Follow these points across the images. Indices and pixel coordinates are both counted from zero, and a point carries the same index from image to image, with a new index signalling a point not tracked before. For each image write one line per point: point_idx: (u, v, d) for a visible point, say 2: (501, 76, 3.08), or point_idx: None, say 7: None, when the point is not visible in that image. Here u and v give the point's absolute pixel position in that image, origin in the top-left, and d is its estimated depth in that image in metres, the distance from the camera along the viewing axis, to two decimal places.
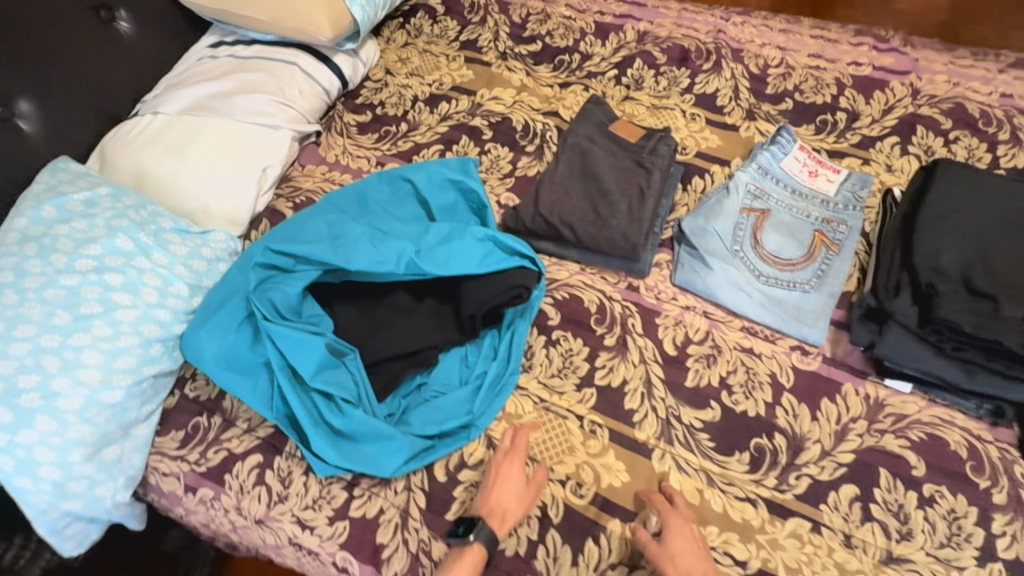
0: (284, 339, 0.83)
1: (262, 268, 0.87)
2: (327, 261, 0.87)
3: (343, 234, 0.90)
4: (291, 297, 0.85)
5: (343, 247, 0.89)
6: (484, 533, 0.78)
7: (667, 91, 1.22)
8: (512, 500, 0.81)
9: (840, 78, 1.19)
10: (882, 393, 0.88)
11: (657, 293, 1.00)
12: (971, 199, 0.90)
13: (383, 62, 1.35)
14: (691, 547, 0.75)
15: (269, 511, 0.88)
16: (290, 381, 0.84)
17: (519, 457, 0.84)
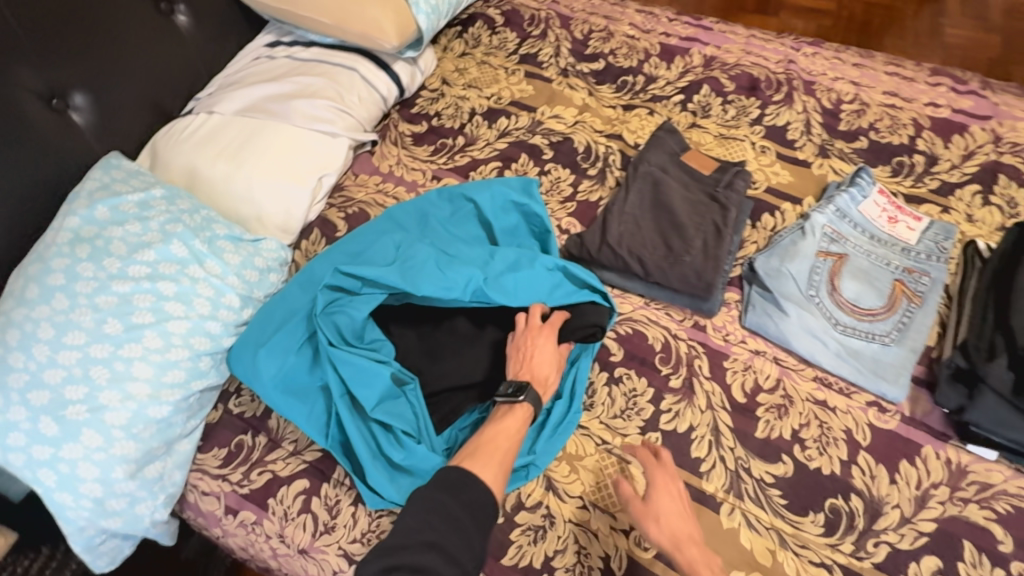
0: (346, 366, 0.82)
1: (329, 289, 0.86)
2: (395, 285, 0.84)
3: (410, 258, 0.88)
4: (356, 322, 0.85)
5: (411, 271, 0.86)
6: (531, 395, 0.80)
7: (736, 121, 1.18)
8: (548, 366, 0.85)
9: (917, 119, 1.14)
10: (965, 458, 0.83)
11: (725, 334, 0.95)
12: None
13: (441, 71, 1.32)
14: (676, 507, 0.78)
15: (314, 541, 0.84)
16: (348, 407, 0.82)
17: (553, 330, 0.87)
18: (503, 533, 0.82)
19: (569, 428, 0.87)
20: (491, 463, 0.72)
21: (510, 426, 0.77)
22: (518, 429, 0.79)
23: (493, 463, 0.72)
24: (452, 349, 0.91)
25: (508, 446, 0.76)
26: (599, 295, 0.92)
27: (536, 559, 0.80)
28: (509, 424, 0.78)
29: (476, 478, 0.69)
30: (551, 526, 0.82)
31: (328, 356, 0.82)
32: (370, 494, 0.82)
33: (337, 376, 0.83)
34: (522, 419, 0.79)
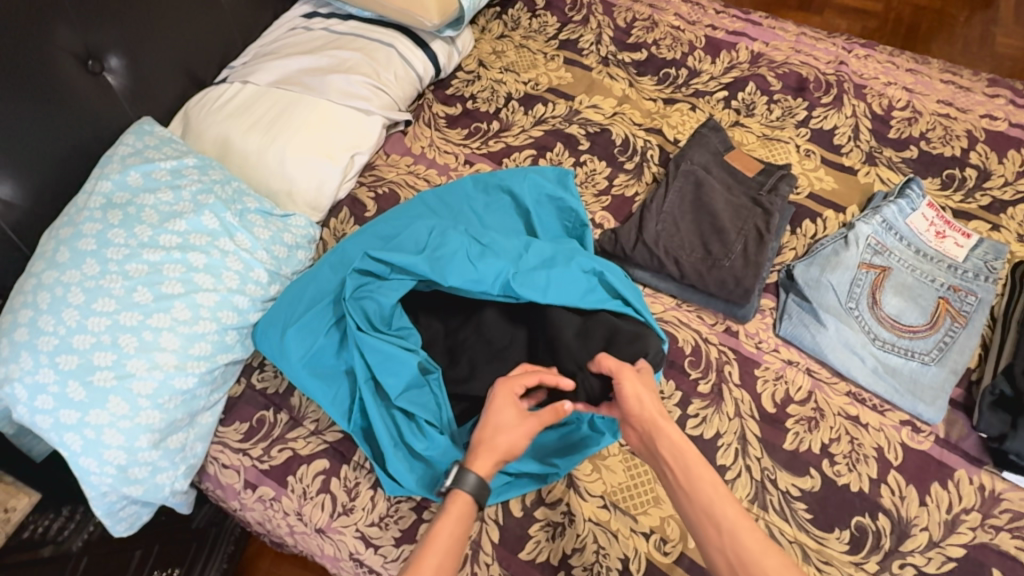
0: (374, 352, 0.82)
1: (358, 273, 0.85)
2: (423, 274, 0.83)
3: (441, 245, 0.86)
4: (383, 308, 0.84)
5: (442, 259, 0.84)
6: (471, 480, 0.69)
7: (781, 122, 1.15)
8: (513, 436, 0.72)
9: (972, 131, 1.10)
10: (999, 486, 0.81)
11: (757, 342, 0.93)
12: None
13: (478, 53, 1.29)
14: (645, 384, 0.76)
15: (331, 521, 0.84)
16: (372, 393, 0.82)
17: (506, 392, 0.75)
18: (521, 527, 0.81)
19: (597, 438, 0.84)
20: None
21: (441, 541, 0.66)
22: (456, 530, 0.68)
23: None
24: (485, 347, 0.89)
25: (441, 565, 0.64)
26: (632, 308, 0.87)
27: (554, 555, 0.79)
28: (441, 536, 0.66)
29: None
30: (570, 524, 0.81)
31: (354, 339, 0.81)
32: (390, 480, 0.81)
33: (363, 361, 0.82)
34: (456, 524, 0.68)
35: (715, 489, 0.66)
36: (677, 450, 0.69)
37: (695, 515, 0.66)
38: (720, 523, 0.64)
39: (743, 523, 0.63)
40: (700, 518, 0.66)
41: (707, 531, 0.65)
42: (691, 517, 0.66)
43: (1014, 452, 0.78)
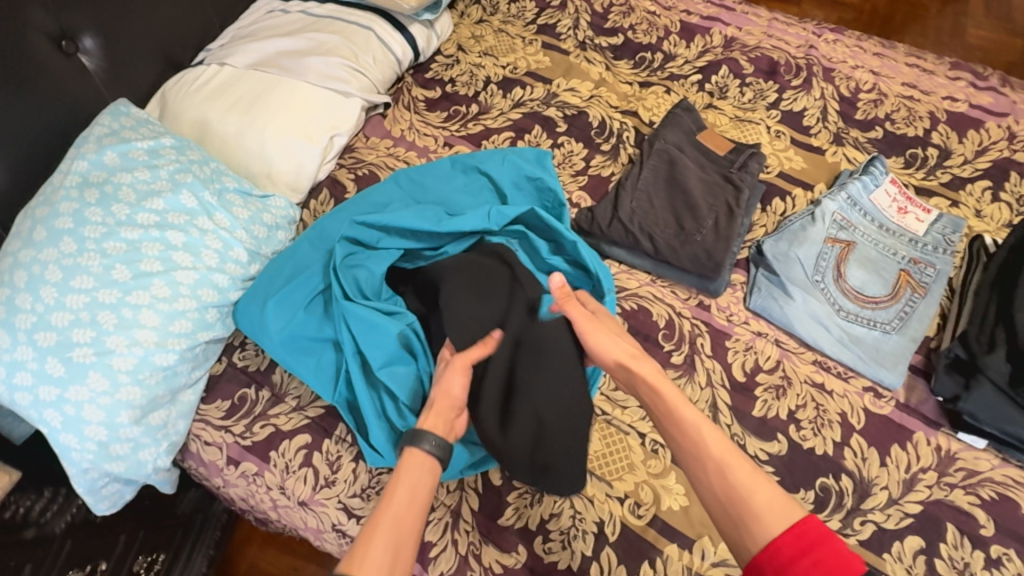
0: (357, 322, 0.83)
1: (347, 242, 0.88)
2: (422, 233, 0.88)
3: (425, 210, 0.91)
4: (373, 276, 0.87)
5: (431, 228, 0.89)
6: (428, 436, 0.69)
7: (753, 104, 1.18)
8: (451, 375, 0.77)
9: (934, 112, 1.14)
10: (954, 446, 0.85)
11: (728, 315, 0.96)
12: None
13: (457, 37, 1.30)
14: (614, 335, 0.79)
15: (314, 494, 0.86)
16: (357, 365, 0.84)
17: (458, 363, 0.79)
18: (500, 495, 0.84)
19: None
20: (379, 554, 0.58)
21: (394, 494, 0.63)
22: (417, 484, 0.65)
23: (380, 546, 0.59)
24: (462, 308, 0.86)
25: (400, 519, 0.61)
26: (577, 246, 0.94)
27: (532, 521, 0.82)
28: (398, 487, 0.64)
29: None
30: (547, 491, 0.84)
31: (341, 309, 0.83)
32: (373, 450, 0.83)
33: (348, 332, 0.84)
34: (415, 478, 0.66)
35: (701, 430, 0.68)
36: (665, 402, 0.71)
37: (684, 454, 0.68)
38: (708, 460, 0.65)
39: (729, 456, 0.65)
40: (689, 460, 0.67)
41: (697, 470, 0.66)
42: (682, 459, 0.68)
43: (968, 416, 0.81)
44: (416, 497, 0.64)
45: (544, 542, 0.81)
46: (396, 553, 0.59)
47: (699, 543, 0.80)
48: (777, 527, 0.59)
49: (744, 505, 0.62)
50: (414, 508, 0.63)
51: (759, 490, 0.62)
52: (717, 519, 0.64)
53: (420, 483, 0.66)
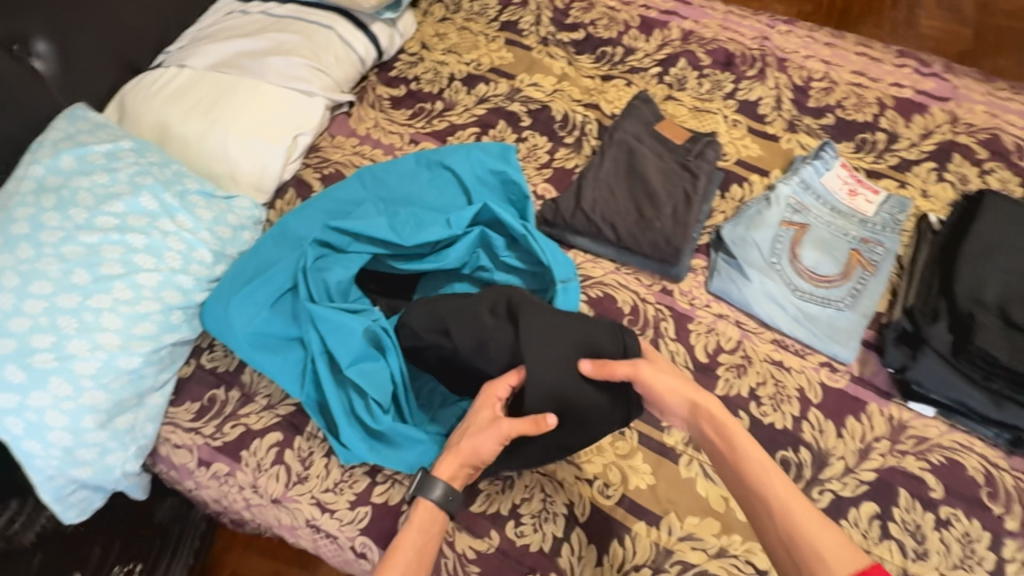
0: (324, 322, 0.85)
1: (318, 245, 0.91)
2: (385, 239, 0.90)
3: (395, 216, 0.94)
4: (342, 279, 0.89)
5: (397, 229, 0.91)
6: (437, 490, 0.74)
7: (710, 95, 1.21)
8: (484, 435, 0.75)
9: (882, 98, 1.19)
10: (905, 415, 0.89)
11: (690, 299, 0.99)
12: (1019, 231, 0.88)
13: (420, 35, 1.31)
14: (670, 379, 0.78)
15: (286, 491, 0.86)
16: (327, 364, 0.85)
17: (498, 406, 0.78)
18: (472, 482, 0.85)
19: None
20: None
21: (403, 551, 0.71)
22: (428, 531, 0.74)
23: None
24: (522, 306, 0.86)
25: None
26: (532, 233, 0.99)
27: (504, 506, 0.83)
28: (405, 544, 0.72)
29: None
30: (518, 476, 0.85)
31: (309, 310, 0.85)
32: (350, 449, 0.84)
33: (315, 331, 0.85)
34: (423, 533, 0.73)
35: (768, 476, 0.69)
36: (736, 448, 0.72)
37: (749, 497, 0.70)
38: (773, 503, 0.67)
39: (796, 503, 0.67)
40: (752, 499, 0.69)
41: (762, 512, 0.68)
42: (745, 499, 0.70)
43: (913, 383, 0.85)
44: (422, 550, 0.72)
45: (516, 526, 0.82)
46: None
47: (666, 520, 0.82)
48: (844, 568, 0.62)
49: (804, 545, 0.64)
50: (421, 567, 0.71)
51: (825, 533, 0.65)
52: (778, 558, 0.66)
53: (426, 539, 0.73)
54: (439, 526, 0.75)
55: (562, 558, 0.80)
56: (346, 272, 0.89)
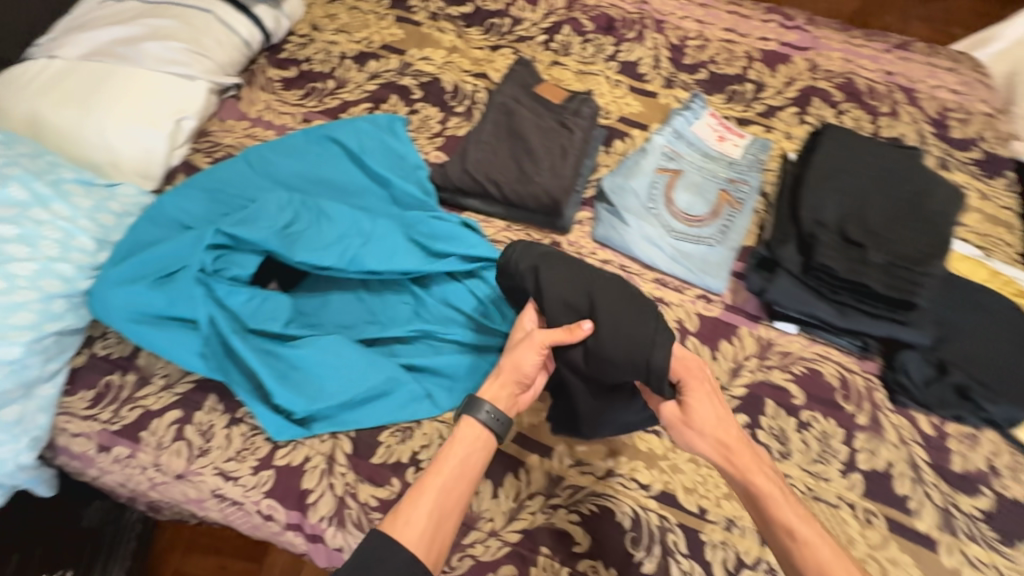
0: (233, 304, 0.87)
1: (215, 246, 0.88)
2: (276, 249, 0.89)
3: (296, 222, 0.93)
4: (240, 269, 0.88)
5: (295, 237, 0.92)
6: (484, 410, 0.77)
7: (593, 58, 1.27)
8: (524, 350, 0.80)
9: (749, 52, 1.27)
10: (772, 334, 0.98)
11: (578, 248, 1.05)
12: (853, 156, 0.97)
13: (310, 17, 1.31)
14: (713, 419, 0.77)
15: (189, 465, 0.87)
16: (242, 340, 0.85)
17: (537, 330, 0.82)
18: (373, 436, 0.88)
19: (466, 331, 0.93)
20: (423, 517, 0.71)
21: (448, 463, 0.74)
22: (468, 459, 0.76)
23: (430, 510, 0.71)
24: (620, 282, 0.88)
25: (451, 486, 0.73)
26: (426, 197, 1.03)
27: (404, 455, 0.87)
28: (450, 457, 0.75)
29: (397, 543, 0.68)
30: (417, 426, 0.89)
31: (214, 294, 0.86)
32: (280, 423, 0.85)
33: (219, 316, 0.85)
34: (468, 452, 0.76)
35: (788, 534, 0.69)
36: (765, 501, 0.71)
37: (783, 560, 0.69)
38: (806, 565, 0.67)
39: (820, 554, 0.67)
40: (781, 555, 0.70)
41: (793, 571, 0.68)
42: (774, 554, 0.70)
43: (773, 304, 0.93)
44: (464, 464, 0.75)
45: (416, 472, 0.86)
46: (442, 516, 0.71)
47: (557, 451, 0.88)
48: None
49: None
50: (462, 481, 0.74)
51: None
52: None
53: (469, 456, 0.76)
54: (486, 451, 0.78)
55: None
56: (242, 269, 0.88)
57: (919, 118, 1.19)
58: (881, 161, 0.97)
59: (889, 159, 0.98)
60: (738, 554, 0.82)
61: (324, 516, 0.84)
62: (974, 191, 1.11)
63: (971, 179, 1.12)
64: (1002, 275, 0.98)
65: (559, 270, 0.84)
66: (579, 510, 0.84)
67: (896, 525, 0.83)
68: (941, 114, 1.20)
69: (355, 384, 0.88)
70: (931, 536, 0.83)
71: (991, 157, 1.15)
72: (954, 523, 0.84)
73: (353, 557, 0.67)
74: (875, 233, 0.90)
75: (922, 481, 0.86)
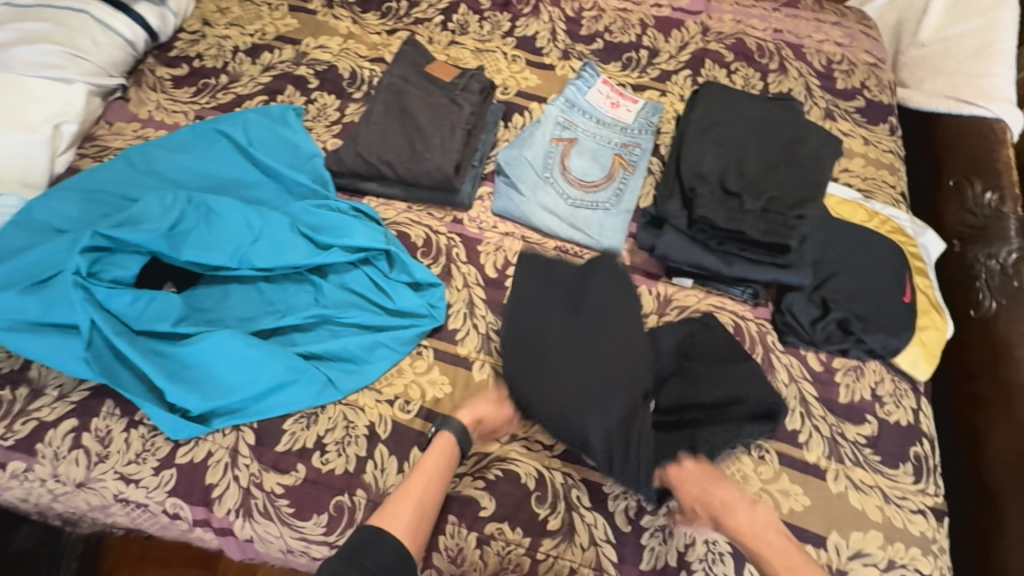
0: (117, 305, 0.85)
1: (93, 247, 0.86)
2: (161, 249, 0.88)
3: (183, 220, 0.92)
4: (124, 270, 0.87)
5: (183, 236, 0.91)
6: (454, 425, 0.84)
7: (490, 35, 1.27)
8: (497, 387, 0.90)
9: (644, 19, 1.29)
10: (670, 290, 1.00)
11: (479, 224, 1.05)
12: (726, 113, 1.06)
13: (200, 12, 1.28)
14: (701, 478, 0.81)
15: (90, 472, 0.86)
16: (128, 341, 0.84)
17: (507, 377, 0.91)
18: (276, 425, 0.88)
19: (367, 317, 0.94)
20: (406, 517, 0.75)
21: (427, 468, 0.80)
22: (441, 465, 0.81)
23: (413, 508, 0.76)
24: (608, 368, 0.87)
25: (429, 488, 0.79)
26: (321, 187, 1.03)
27: (308, 440, 0.87)
28: (427, 462, 0.81)
29: (386, 534, 0.72)
30: (321, 411, 0.89)
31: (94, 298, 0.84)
32: (176, 422, 0.83)
33: (102, 320, 0.83)
34: (444, 457, 0.81)
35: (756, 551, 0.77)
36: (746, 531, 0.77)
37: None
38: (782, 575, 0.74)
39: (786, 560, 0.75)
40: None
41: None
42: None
43: (665, 260, 0.95)
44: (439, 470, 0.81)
45: (321, 455, 0.86)
46: (424, 514, 0.76)
47: None
48: None
49: None
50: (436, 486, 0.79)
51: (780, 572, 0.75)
52: None
53: (446, 464, 0.81)
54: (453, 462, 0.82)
55: (367, 474, 0.85)
56: (124, 270, 0.87)
57: (807, 72, 1.23)
58: (752, 116, 1.05)
59: (759, 113, 1.06)
60: (639, 501, 0.85)
61: (230, 508, 0.84)
62: (857, 138, 1.16)
63: (855, 127, 1.17)
64: (880, 214, 1.05)
65: (532, 381, 0.87)
66: (484, 476, 0.86)
67: (786, 458, 0.87)
68: (827, 67, 1.24)
69: (253, 378, 0.87)
70: (819, 466, 0.87)
71: (873, 105, 1.20)
72: (840, 451, 0.88)
73: (343, 545, 0.70)
74: (751, 183, 0.97)
75: (811, 415, 0.90)
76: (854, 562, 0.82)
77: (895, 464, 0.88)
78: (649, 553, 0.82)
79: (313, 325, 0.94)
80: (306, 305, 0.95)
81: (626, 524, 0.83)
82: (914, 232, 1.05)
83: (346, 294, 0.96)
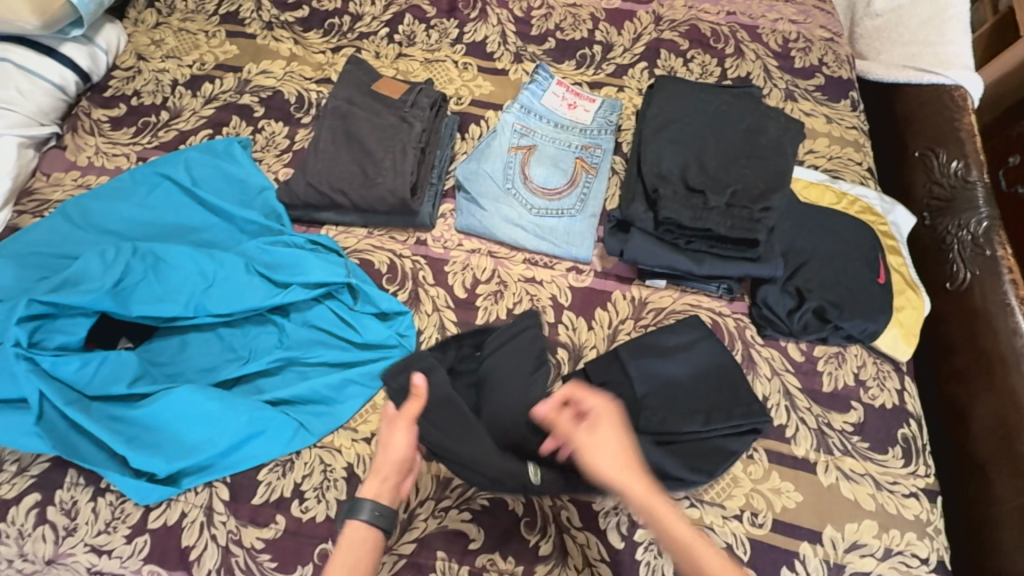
0: (66, 372, 0.82)
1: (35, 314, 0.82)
2: (108, 308, 0.84)
3: (128, 274, 0.87)
4: (72, 335, 0.83)
5: (131, 292, 0.86)
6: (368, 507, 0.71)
7: (439, 44, 1.23)
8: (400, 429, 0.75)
9: (594, 13, 1.26)
10: (645, 293, 0.98)
11: (443, 243, 1.02)
12: (681, 107, 1.04)
13: (133, 46, 1.22)
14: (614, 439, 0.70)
15: (58, 548, 0.81)
16: (82, 410, 0.80)
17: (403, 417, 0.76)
18: (251, 477, 0.84)
19: (336, 354, 0.91)
20: None
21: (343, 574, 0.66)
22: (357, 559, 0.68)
23: None
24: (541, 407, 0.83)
25: None
26: (274, 222, 0.99)
27: (286, 489, 0.83)
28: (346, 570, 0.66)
29: None
30: (296, 457, 0.85)
31: (42, 368, 0.80)
32: (142, 487, 0.80)
33: (52, 391, 0.80)
34: (363, 552, 0.69)
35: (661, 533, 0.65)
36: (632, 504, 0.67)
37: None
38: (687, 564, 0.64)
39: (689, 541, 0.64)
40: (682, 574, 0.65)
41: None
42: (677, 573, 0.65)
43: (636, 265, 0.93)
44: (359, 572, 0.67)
45: (301, 503, 0.83)
46: None
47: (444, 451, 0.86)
48: None
49: None
50: None
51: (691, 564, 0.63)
52: None
53: (364, 561, 0.68)
54: (372, 556, 0.69)
55: None
56: (69, 335, 0.83)
57: (763, 54, 1.21)
58: (708, 107, 1.04)
59: (715, 104, 1.04)
60: (630, 516, 0.82)
61: (210, 570, 0.79)
62: (820, 117, 1.14)
63: (817, 106, 1.15)
64: (848, 194, 1.04)
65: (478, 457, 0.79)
66: (470, 508, 0.83)
67: (775, 455, 0.86)
68: (784, 46, 1.22)
69: (218, 433, 0.83)
70: (809, 459, 0.86)
71: (833, 81, 1.18)
72: (828, 442, 0.87)
73: None
74: (713, 178, 0.95)
75: (796, 408, 0.89)
76: (851, 554, 0.81)
77: (883, 449, 0.87)
78: (645, 568, 0.80)
79: (279, 369, 0.91)
80: (270, 347, 0.92)
81: (620, 541, 0.81)
82: (883, 210, 1.04)
83: (310, 332, 0.93)
